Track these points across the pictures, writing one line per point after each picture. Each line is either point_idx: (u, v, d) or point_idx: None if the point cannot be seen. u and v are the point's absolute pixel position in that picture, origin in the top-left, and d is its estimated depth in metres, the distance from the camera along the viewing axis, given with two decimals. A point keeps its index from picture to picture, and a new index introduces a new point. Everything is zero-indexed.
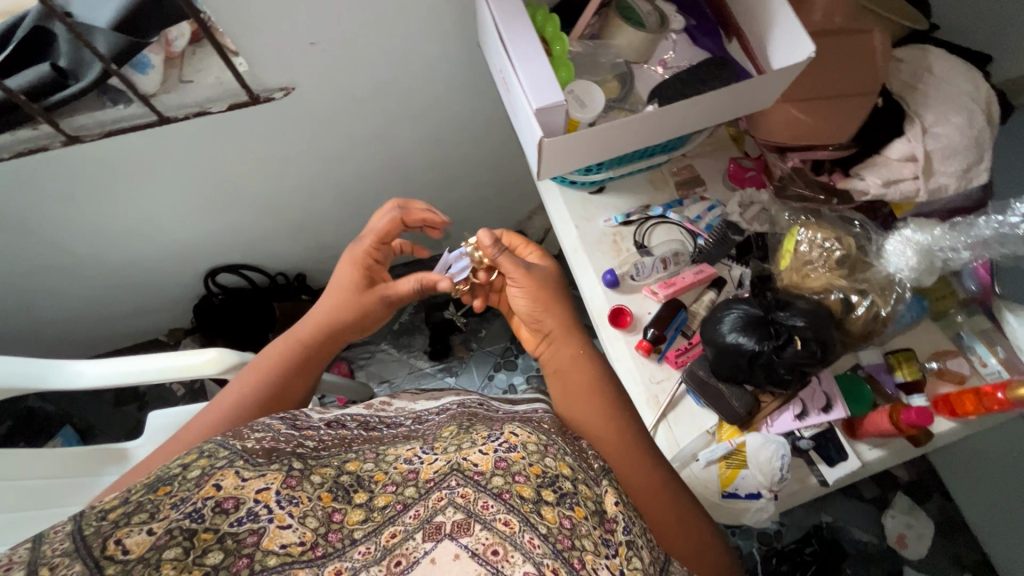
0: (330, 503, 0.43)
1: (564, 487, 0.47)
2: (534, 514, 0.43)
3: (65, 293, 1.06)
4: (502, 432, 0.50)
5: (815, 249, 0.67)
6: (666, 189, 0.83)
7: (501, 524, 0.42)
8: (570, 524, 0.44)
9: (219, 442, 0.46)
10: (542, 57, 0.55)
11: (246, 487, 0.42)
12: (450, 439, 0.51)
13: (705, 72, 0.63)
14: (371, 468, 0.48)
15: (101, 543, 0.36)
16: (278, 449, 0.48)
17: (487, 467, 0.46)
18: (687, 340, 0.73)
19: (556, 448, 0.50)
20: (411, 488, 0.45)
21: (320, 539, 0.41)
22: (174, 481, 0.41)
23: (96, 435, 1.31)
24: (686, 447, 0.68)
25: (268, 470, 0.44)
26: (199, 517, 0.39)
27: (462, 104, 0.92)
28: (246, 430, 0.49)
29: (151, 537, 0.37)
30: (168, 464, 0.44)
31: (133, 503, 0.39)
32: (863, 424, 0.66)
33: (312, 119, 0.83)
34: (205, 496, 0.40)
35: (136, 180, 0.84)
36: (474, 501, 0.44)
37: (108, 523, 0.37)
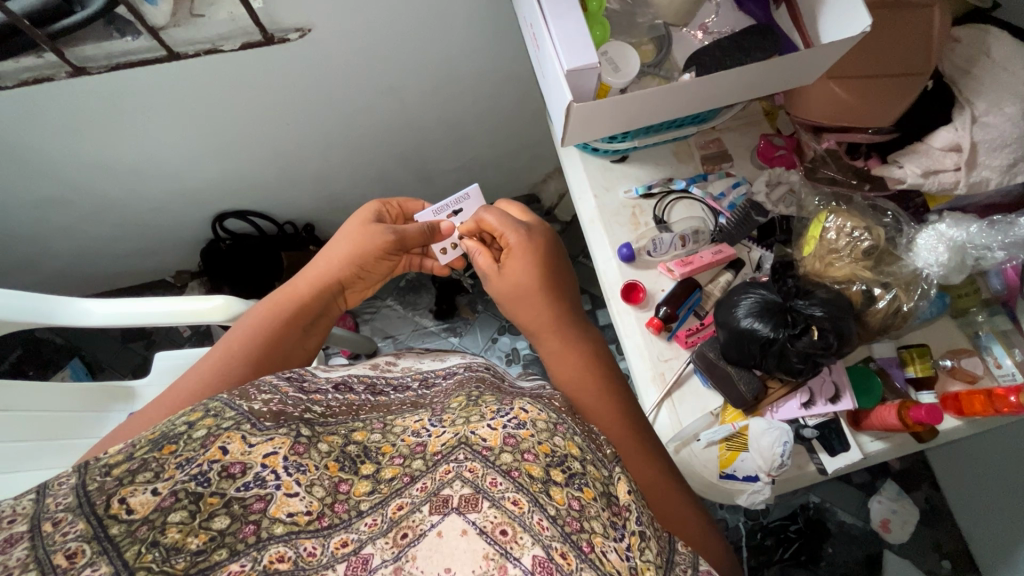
0: (337, 472, 0.43)
1: (572, 467, 0.46)
2: (543, 494, 0.43)
3: (72, 227, 1.05)
4: (512, 407, 0.50)
5: (843, 237, 0.65)
6: (690, 163, 0.80)
7: (510, 503, 0.42)
8: (579, 505, 0.44)
9: (225, 401, 0.45)
10: (577, 15, 0.51)
11: (252, 453, 0.41)
12: (459, 410, 0.51)
13: (749, 39, 0.58)
14: (378, 439, 0.48)
15: (105, 502, 0.36)
16: (286, 412, 0.46)
17: (495, 443, 0.45)
18: (699, 321, 0.72)
19: (565, 427, 0.51)
20: (419, 461, 0.45)
21: (326, 510, 0.40)
22: (179, 439, 0.40)
23: (104, 370, 1.33)
24: (688, 426, 0.68)
25: (275, 434, 0.43)
26: (205, 481, 0.38)
27: (484, 57, 0.88)
28: (253, 391, 0.48)
29: (156, 498, 0.36)
30: (173, 420, 0.43)
31: (137, 460, 0.38)
32: (869, 416, 0.66)
33: (328, 63, 0.79)
34: (211, 459, 0.39)
35: (144, 117, 0.81)
36: (482, 476, 0.43)
37: (112, 480, 0.37)
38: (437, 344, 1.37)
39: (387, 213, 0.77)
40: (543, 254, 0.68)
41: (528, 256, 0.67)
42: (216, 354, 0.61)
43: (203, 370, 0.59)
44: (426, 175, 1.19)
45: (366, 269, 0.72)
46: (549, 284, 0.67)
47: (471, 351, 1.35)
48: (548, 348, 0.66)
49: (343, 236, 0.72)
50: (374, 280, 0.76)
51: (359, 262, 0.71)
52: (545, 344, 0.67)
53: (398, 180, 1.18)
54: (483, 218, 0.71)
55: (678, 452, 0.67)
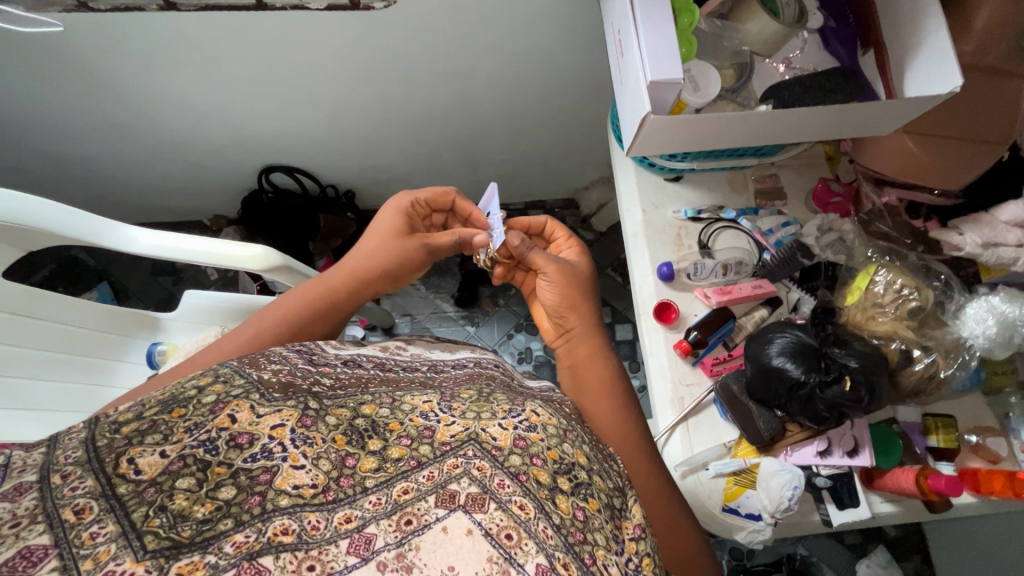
0: (344, 446, 0.43)
1: (579, 477, 0.48)
2: (549, 501, 0.44)
3: (126, 156, 1.08)
4: (523, 410, 0.51)
5: (891, 292, 0.63)
6: (744, 194, 0.80)
7: (516, 507, 0.42)
8: (583, 516, 0.45)
9: (235, 367, 0.46)
10: (670, 27, 0.51)
11: (260, 423, 0.41)
12: (469, 403, 0.52)
13: (830, 82, 0.58)
14: (387, 415, 0.48)
15: (114, 460, 0.37)
16: (294, 384, 0.47)
17: (505, 443, 0.47)
18: (726, 352, 0.72)
19: (574, 436, 0.52)
20: (426, 447, 0.45)
21: (332, 483, 0.40)
22: (189, 404, 0.41)
23: (128, 298, 1.36)
24: (699, 454, 0.68)
25: (284, 405, 0.43)
26: (213, 449, 0.39)
27: (556, 56, 0.88)
28: (263, 360, 0.48)
29: (164, 461, 0.37)
30: (184, 382, 0.44)
31: (147, 421, 0.40)
32: (884, 476, 0.65)
33: (404, 38, 0.80)
34: (219, 426, 0.40)
35: (219, 62, 0.83)
36: (490, 476, 0.44)
37: (121, 438, 0.38)
38: (454, 330, 1.38)
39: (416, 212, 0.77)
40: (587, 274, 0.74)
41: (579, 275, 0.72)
42: (236, 336, 0.63)
43: (224, 349, 0.61)
44: (474, 162, 1.20)
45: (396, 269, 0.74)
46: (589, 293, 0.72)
47: (485, 343, 1.36)
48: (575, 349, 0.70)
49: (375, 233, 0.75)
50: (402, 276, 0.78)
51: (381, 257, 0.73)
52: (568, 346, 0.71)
53: (445, 163, 1.19)
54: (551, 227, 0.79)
55: (684, 477, 0.68)
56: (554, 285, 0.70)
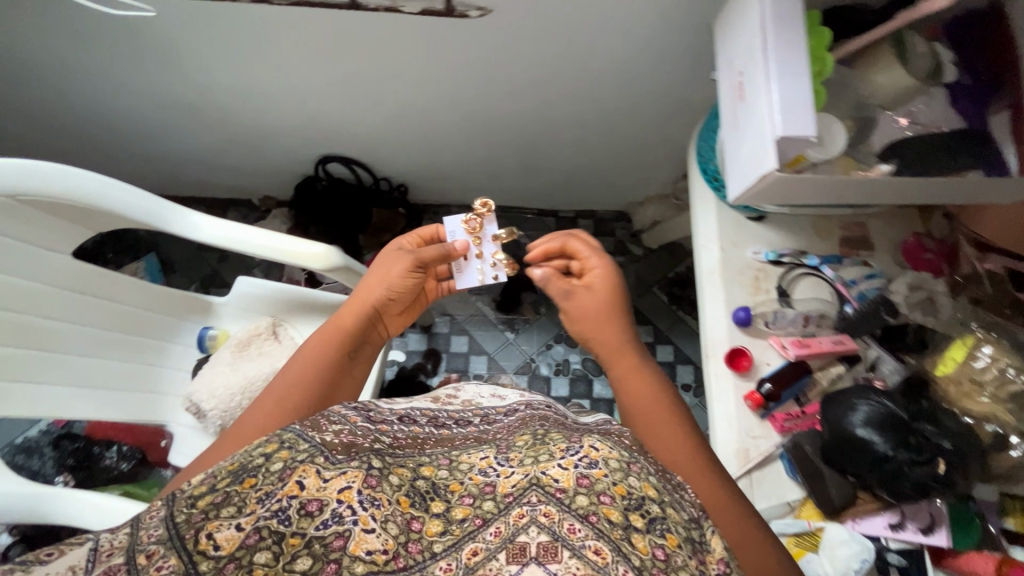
0: (408, 509, 0.44)
1: (651, 511, 0.45)
2: (625, 542, 0.43)
3: (188, 134, 1.07)
4: (581, 444, 0.49)
5: (992, 370, 0.60)
6: (829, 241, 0.76)
7: (591, 552, 0.41)
8: (664, 554, 0.43)
9: (298, 432, 0.47)
10: (805, 77, 0.48)
11: (326, 488, 0.43)
12: (525, 450, 0.50)
13: (958, 144, 0.55)
14: (445, 476, 0.49)
15: (194, 536, 0.40)
16: (356, 443, 0.47)
17: (568, 484, 0.45)
18: (799, 408, 0.69)
19: (639, 467, 0.48)
20: (490, 502, 0.45)
21: (401, 549, 0.41)
22: (258, 473, 0.43)
23: (173, 271, 1.37)
24: (762, 511, 0.67)
25: (348, 467, 0.44)
26: (285, 519, 0.41)
27: (640, 76, 0.85)
28: (325, 422, 0.49)
29: (240, 535, 0.40)
30: (248, 449, 0.46)
31: (220, 494, 0.42)
32: (956, 556, 0.63)
33: (491, 46, 0.78)
34: (289, 495, 0.42)
35: (300, 54, 0.81)
36: (559, 522, 0.43)
37: (197, 513, 0.41)
38: (492, 335, 1.36)
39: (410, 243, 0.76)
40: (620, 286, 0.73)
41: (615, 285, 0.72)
42: (270, 400, 0.62)
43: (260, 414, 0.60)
44: (533, 169, 1.17)
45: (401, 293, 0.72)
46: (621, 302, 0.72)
47: (523, 351, 1.34)
48: (619, 372, 0.69)
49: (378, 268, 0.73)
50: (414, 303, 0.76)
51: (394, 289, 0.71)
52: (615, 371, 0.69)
53: (505, 167, 1.16)
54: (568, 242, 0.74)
55: None
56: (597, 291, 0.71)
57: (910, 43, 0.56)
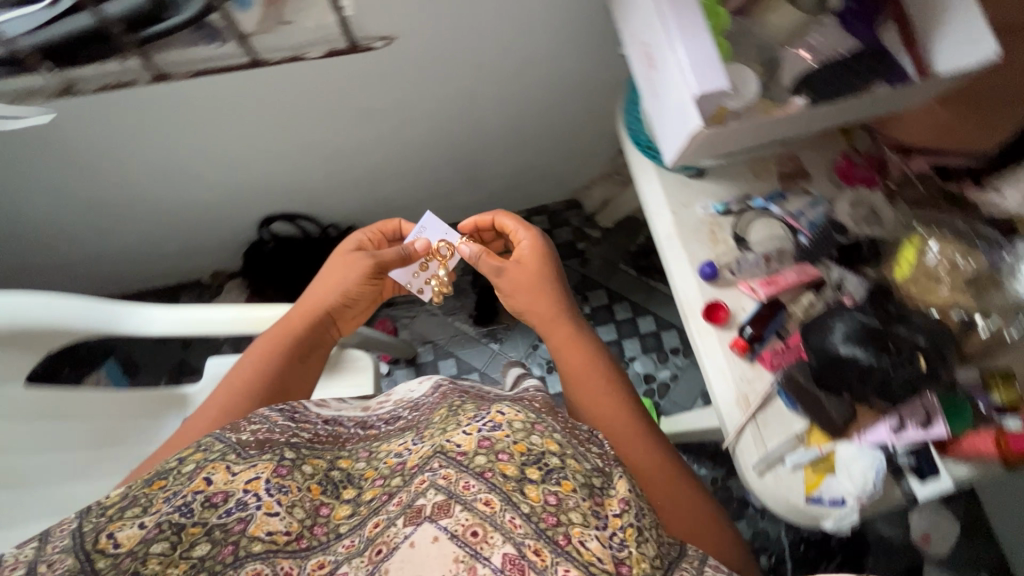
0: (318, 496, 0.58)
1: (549, 464, 0.57)
2: (518, 493, 0.54)
3: (119, 228, 1.03)
4: (489, 413, 0.61)
5: (943, 262, 0.63)
6: (768, 179, 0.79)
7: (481, 504, 0.53)
8: (556, 500, 0.54)
9: (217, 436, 0.60)
10: (707, 33, 0.50)
11: (234, 481, 0.55)
12: (438, 424, 0.63)
13: (860, 62, 0.58)
14: (361, 467, 0.63)
15: (95, 537, 0.49)
16: (271, 439, 0.61)
17: (469, 447, 0.57)
18: (783, 342, 0.71)
19: (544, 426, 0.61)
20: (397, 480, 0.58)
21: (305, 533, 0.55)
22: (169, 475, 0.55)
23: (140, 371, 1.31)
24: (774, 449, 0.68)
25: (257, 460, 0.57)
26: (188, 513, 0.52)
27: (553, 66, 0.86)
28: (245, 423, 0.62)
29: (142, 531, 0.50)
30: (170, 458, 0.58)
31: (129, 498, 0.53)
32: (959, 442, 0.65)
33: (404, 71, 0.78)
34: (195, 490, 0.53)
35: (214, 122, 0.80)
36: (456, 482, 0.55)
37: (104, 519, 0.51)
38: (478, 350, 1.36)
39: (367, 243, 0.88)
40: (548, 267, 0.83)
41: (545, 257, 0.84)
42: (215, 408, 0.71)
43: (205, 422, 0.70)
44: (477, 179, 1.17)
45: (351, 299, 0.83)
46: (547, 289, 0.82)
47: (512, 358, 1.34)
48: (566, 358, 0.79)
49: (330, 271, 0.84)
50: (364, 307, 0.87)
51: (343, 292, 0.82)
52: (552, 340, 0.80)
53: (448, 185, 1.16)
54: (499, 219, 0.86)
55: (764, 476, 0.67)
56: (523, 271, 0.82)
57: None
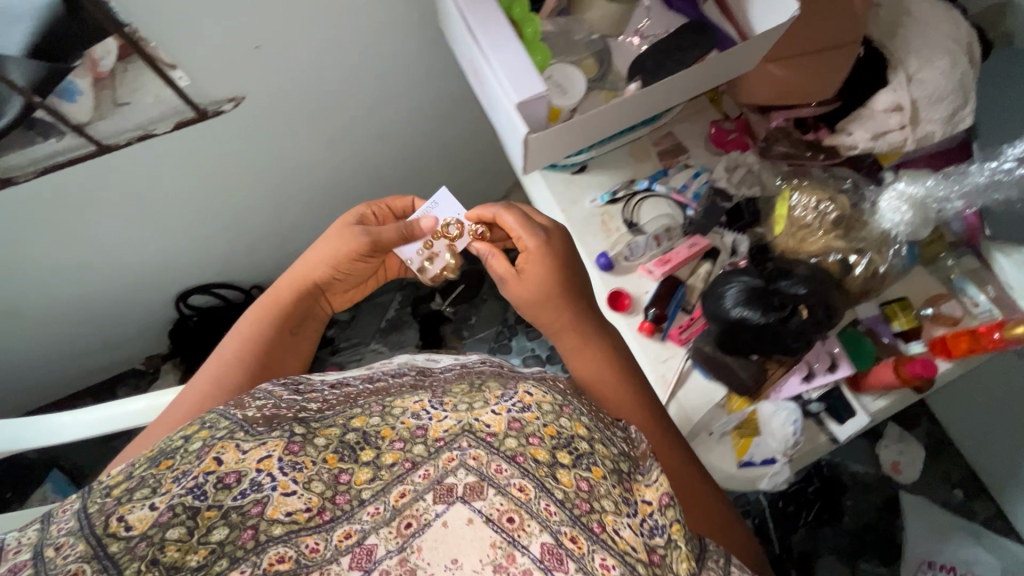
0: (337, 463, 0.44)
1: (580, 448, 0.48)
2: (549, 478, 0.45)
3: (22, 338, 0.99)
4: (516, 391, 0.52)
5: (810, 212, 0.66)
6: (649, 161, 0.81)
7: (515, 489, 0.43)
8: (587, 486, 0.46)
9: (220, 412, 0.47)
10: (517, 43, 0.50)
11: (245, 459, 0.42)
12: (462, 395, 0.52)
13: (684, 39, 0.59)
14: (377, 422, 0.48)
15: (104, 521, 0.37)
16: (279, 414, 0.47)
17: (499, 428, 0.47)
18: (688, 316, 0.73)
19: (571, 408, 0.52)
20: (420, 446, 0.46)
21: (327, 503, 0.42)
22: (176, 454, 0.42)
23: (86, 477, 1.25)
24: (699, 422, 0.69)
25: (268, 437, 0.44)
26: (201, 494, 0.39)
27: (428, 89, 0.85)
28: (247, 399, 0.49)
29: (153, 513, 0.38)
30: (170, 436, 0.45)
31: (136, 478, 0.40)
32: (867, 378, 0.67)
33: (267, 126, 0.77)
34: (206, 471, 0.40)
35: (84, 214, 0.77)
36: (486, 463, 0.45)
37: (111, 500, 0.38)
38: None
39: (373, 215, 0.75)
40: (565, 253, 0.67)
41: (559, 259, 0.66)
42: (202, 381, 0.62)
43: (189, 399, 0.59)
44: None
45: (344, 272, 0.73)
46: (565, 282, 0.66)
47: None
48: (563, 343, 0.68)
49: (323, 239, 0.73)
50: (359, 281, 0.77)
51: (336, 266, 0.72)
52: (561, 338, 0.68)
53: None
54: (501, 216, 0.68)
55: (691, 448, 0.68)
56: (537, 262, 0.65)
57: None
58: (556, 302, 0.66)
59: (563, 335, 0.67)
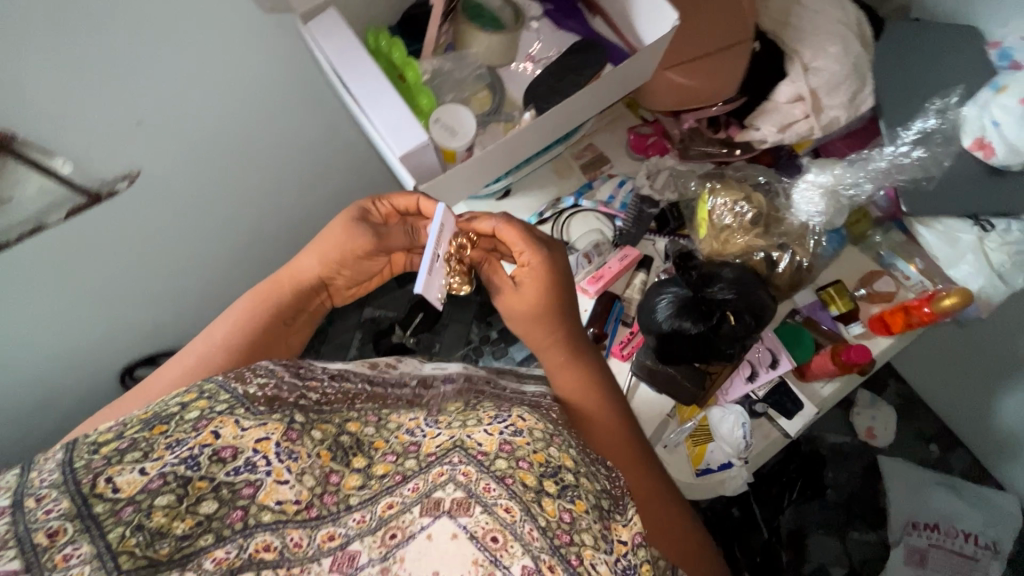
0: (329, 462, 0.41)
1: (565, 479, 0.44)
2: (535, 505, 0.41)
3: None
4: (510, 414, 0.48)
5: (728, 214, 0.65)
6: (573, 176, 0.80)
7: (501, 509, 0.40)
8: (570, 518, 0.41)
9: (220, 382, 0.43)
10: (394, 94, 0.50)
11: (245, 436, 0.38)
12: (456, 415, 0.50)
13: (574, 59, 0.58)
14: (371, 433, 0.46)
15: (91, 480, 0.33)
16: (280, 397, 0.44)
17: (490, 449, 0.44)
18: (628, 329, 0.72)
19: (562, 439, 0.48)
20: (411, 461, 0.43)
21: (315, 500, 0.38)
22: (171, 420, 0.38)
23: None
24: (651, 436, 0.68)
25: (269, 419, 0.40)
26: (195, 464, 0.36)
27: (342, 132, 0.82)
28: (248, 371, 0.45)
29: (144, 478, 0.34)
30: (167, 399, 0.41)
31: (127, 439, 0.36)
32: (810, 369, 0.67)
33: (173, 200, 0.71)
34: (202, 443, 0.37)
35: None
36: (475, 481, 0.41)
37: (99, 458, 0.35)
38: None
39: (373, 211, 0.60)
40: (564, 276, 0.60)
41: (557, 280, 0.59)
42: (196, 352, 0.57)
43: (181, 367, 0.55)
44: None
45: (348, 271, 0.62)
46: (564, 303, 0.61)
47: None
48: (549, 357, 0.62)
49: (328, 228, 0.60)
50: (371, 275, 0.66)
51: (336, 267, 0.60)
52: (546, 349, 0.62)
53: None
54: (499, 230, 0.59)
55: None
56: (535, 280, 0.59)
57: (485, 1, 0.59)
58: (552, 321, 0.60)
59: (547, 348, 0.62)
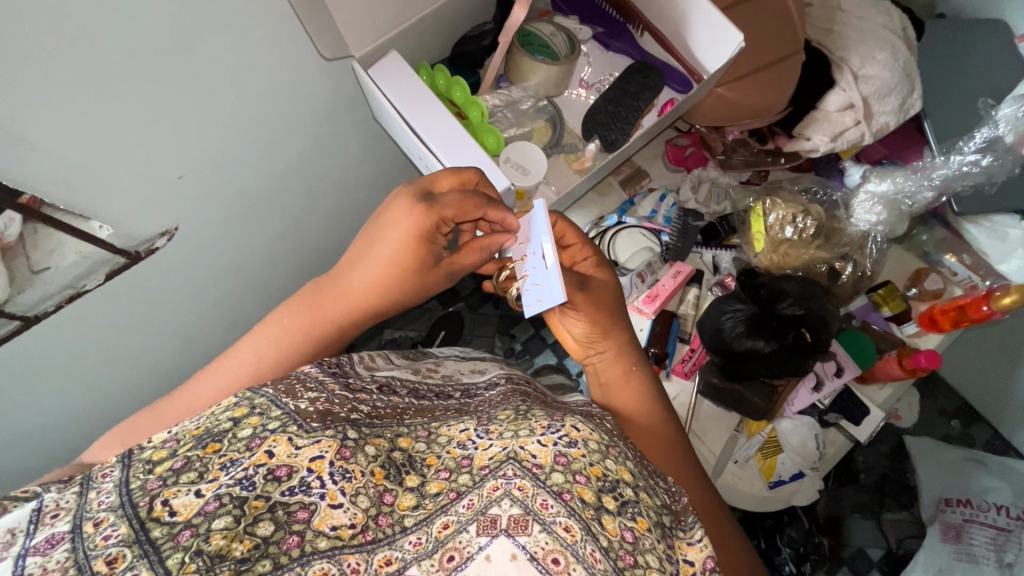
0: (382, 480, 0.33)
1: (625, 494, 0.35)
2: (595, 521, 0.32)
3: None
4: (563, 421, 0.38)
5: (788, 227, 0.66)
6: (613, 193, 0.77)
7: (561, 528, 0.31)
8: (632, 538, 0.33)
9: (271, 397, 0.35)
10: (469, 140, 0.52)
11: (300, 454, 0.31)
12: (507, 422, 0.39)
13: (637, 83, 0.57)
14: (423, 448, 0.38)
15: (147, 503, 0.27)
16: (334, 411, 0.36)
17: (545, 460, 0.34)
18: (688, 346, 0.71)
19: (617, 450, 0.39)
20: (465, 475, 0.34)
21: (370, 521, 0.30)
22: (225, 436, 0.32)
23: None
24: (722, 452, 0.68)
25: (324, 435, 0.33)
26: (251, 484, 0.29)
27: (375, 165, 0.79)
28: (299, 386, 0.37)
29: (200, 499, 0.28)
30: (216, 413, 0.34)
31: (181, 458, 0.30)
32: (873, 373, 0.68)
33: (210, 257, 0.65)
34: (256, 462, 0.30)
35: None
36: (533, 496, 0.32)
37: (155, 477, 0.29)
38: None
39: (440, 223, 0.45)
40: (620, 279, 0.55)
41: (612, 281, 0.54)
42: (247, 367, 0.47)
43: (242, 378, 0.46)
44: None
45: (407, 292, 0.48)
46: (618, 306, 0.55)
47: None
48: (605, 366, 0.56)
49: (383, 239, 0.44)
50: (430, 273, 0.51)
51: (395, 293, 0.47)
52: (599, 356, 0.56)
53: None
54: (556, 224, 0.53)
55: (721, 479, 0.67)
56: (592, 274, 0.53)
57: (538, 30, 0.59)
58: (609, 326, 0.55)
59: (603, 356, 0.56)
